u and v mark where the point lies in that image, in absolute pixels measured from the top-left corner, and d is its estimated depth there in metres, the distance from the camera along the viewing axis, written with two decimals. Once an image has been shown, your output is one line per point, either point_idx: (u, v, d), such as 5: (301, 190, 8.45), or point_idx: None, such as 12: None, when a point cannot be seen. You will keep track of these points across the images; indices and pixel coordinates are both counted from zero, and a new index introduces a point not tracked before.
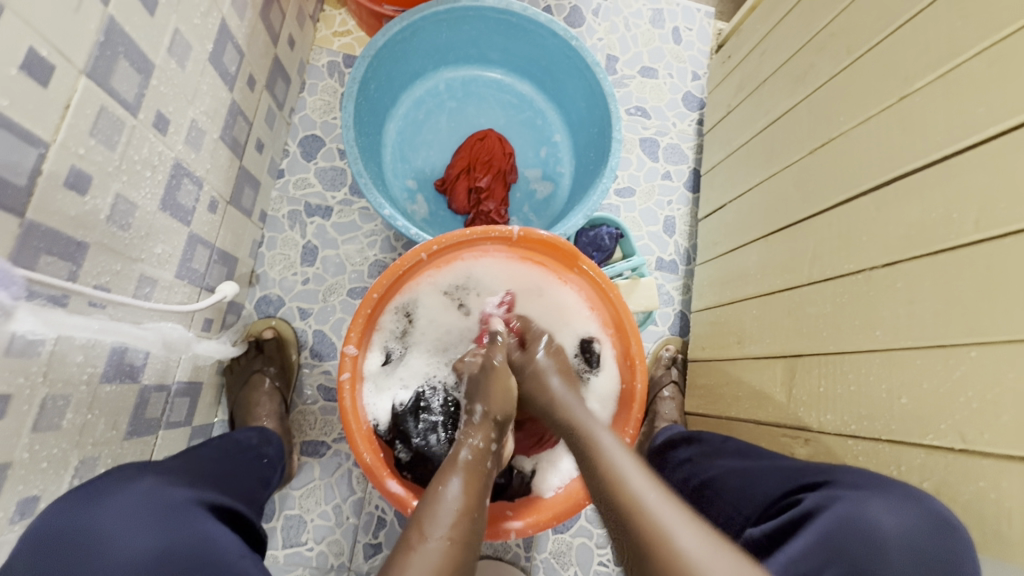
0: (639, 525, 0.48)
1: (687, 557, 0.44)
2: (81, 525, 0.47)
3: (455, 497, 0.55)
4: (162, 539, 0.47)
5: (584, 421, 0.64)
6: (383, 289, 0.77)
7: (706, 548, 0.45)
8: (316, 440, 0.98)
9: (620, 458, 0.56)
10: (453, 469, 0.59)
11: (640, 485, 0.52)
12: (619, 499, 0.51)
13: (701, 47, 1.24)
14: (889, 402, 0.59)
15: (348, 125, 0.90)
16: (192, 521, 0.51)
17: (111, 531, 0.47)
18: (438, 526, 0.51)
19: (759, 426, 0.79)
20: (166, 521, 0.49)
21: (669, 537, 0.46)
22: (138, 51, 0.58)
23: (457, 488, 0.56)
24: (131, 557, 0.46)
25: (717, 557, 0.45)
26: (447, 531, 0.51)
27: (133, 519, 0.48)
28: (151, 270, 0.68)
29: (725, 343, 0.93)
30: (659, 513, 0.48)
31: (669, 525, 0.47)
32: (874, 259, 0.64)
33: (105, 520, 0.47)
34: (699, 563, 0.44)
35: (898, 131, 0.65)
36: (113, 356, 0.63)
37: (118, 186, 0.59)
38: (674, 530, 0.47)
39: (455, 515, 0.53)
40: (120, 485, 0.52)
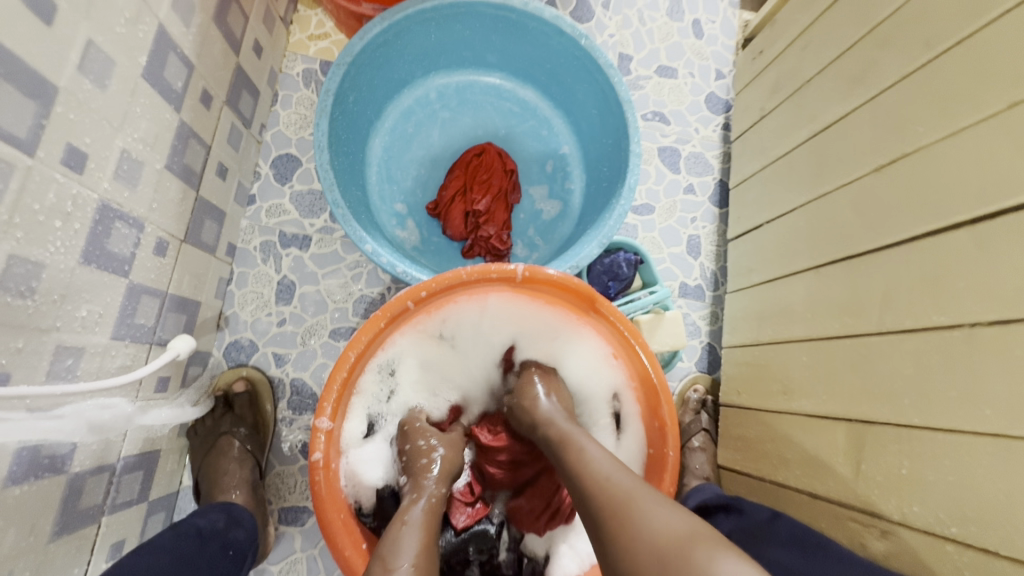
0: (600, 495, 0.50)
1: (648, 519, 0.45)
2: None
3: (417, 528, 0.55)
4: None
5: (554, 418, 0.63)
6: (361, 348, 0.65)
7: (658, 506, 0.47)
8: (295, 506, 0.85)
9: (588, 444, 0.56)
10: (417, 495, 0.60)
11: (605, 467, 0.52)
12: (584, 481, 0.52)
13: (725, 42, 1.09)
14: (1009, 507, 0.45)
15: (321, 145, 0.77)
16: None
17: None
18: (404, 556, 0.51)
19: (817, 501, 0.66)
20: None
21: (629, 498, 0.48)
22: (27, 72, 0.45)
23: (420, 514, 0.57)
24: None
25: (672, 512, 0.46)
26: (412, 559, 0.51)
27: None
28: (73, 338, 0.56)
29: (766, 391, 0.79)
30: (619, 482, 0.50)
31: (628, 490, 0.49)
32: (980, 312, 0.50)
33: None
34: (651, 516, 0.45)
35: (1009, 147, 0.50)
36: (20, 455, 0.50)
37: (9, 245, 0.46)
38: (633, 492, 0.48)
39: (419, 547, 0.52)
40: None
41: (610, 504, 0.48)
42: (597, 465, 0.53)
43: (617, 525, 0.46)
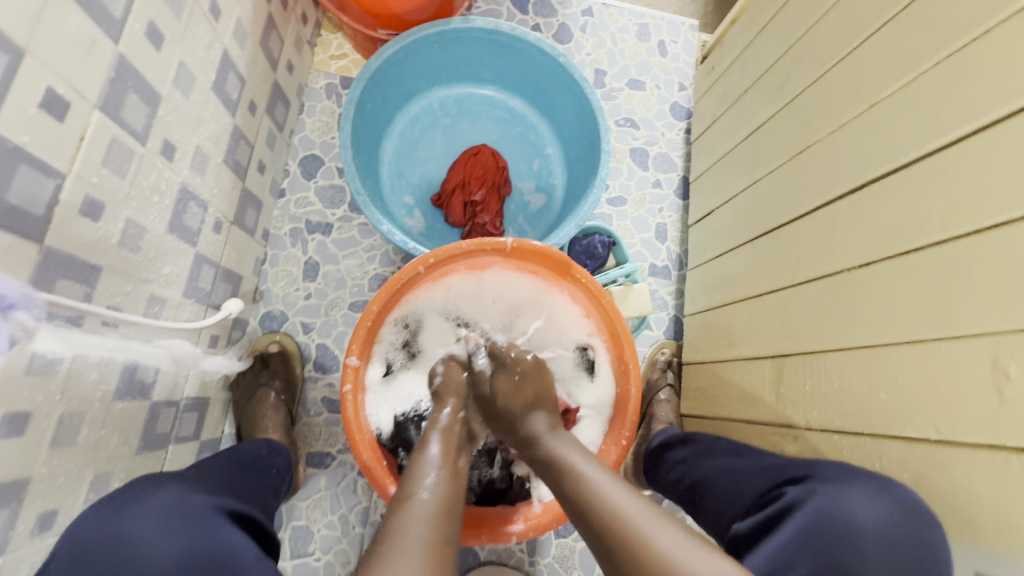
0: (615, 529, 0.54)
1: (664, 554, 0.52)
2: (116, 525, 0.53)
3: (435, 459, 0.62)
4: (190, 535, 0.53)
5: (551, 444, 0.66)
6: (382, 302, 0.80)
7: (676, 542, 0.53)
8: (321, 451, 1.00)
9: (586, 466, 0.62)
10: (432, 433, 0.66)
11: (612, 494, 0.57)
12: (596, 512, 0.56)
13: (686, 59, 1.27)
14: (870, 398, 0.61)
15: (345, 145, 0.93)
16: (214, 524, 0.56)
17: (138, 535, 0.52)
18: (422, 485, 0.58)
19: (751, 425, 0.81)
20: (189, 525, 0.54)
21: (647, 532, 0.53)
22: (146, 85, 0.62)
23: (438, 451, 0.63)
24: (159, 565, 0.50)
25: (693, 549, 0.52)
26: (432, 489, 0.57)
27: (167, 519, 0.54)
28: (159, 290, 0.71)
29: (717, 345, 0.95)
30: (632, 514, 0.55)
31: (645, 523, 0.54)
32: (853, 260, 0.67)
33: (135, 520, 0.53)
34: (674, 558, 0.51)
35: (873, 136, 0.67)
36: (125, 373, 0.65)
37: (128, 212, 0.62)
38: (649, 528, 0.54)
39: (440, 474, 0.60)
40: (147, 493, 0.57)
41: (625, 534, 0.54)
42: (599, 488, 0.58)
43: (636, 559, 0.52)
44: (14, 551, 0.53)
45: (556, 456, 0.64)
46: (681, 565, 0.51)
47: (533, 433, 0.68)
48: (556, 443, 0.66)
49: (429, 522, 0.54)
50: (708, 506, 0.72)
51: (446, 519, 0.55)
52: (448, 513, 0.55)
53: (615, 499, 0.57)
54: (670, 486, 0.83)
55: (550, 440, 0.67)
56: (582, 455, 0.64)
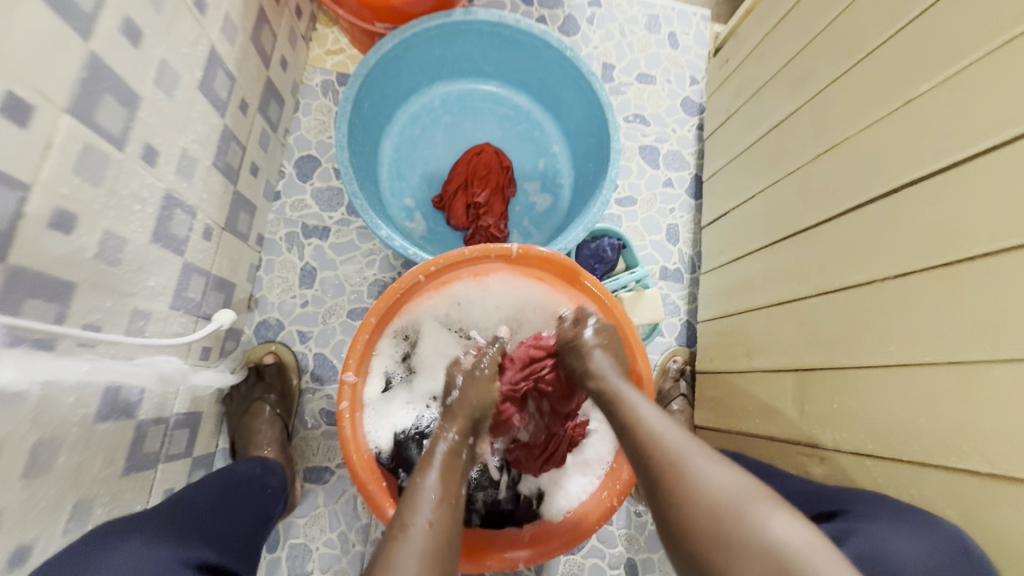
0: (652, 455, 0.53)
1: (699, 479, 0.49)
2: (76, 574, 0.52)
3: (433, 485, 0.57)
4: None
5: (605, 375, 0.65)
6: (380, 314, 0.76)
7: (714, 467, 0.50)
8: (319, 466, 0.96)
9: (639, 401, 0.60)
10: (429, 464, 0.60)
11: (656, 426, 0.56)
12: (638, 440, 0.56)
13: (698, 51, 1.22)
14: (908, 421, 0.56)
15: (342, 145, 0.89)
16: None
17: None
18: (420, 512, 0.53)
19: (772, 442, 0.77)
20: None
21: (684, 460, 0.51)
22: (124, 85, 0.57)
23: (435, 478, 0.58)
24: None
25: (725, 469, 0.50)
26: (429, 517, 0.53)
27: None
28: (144, 304, 0.67)
29: (733, 355, 0.91)
30: (672, 444, 0.53)
31: (683, 453, 0.52)
32: (887, 269, 0.62)
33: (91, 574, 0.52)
34: (711, 482, 0.49)
35: (908, 135, 0.62)
36: (107, 395, 0.61)
37: (106, 222, 0.57)
38: (686, 454, 0.52)
39: (435, 504, 0.55)
40: (120, 540, 0.56)
41: (662, 462, 0.52)
42: (647, 422, 0.57)
43: (671, 486, 0.50)
44: None
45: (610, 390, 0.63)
46: (716, 485, 0.48)
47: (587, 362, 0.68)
48: (611, 377, 0.65)
49: (427, 552, 0.50)
50: None
51: (446, 546, 0.52)
52: (449, 542, 0.52)
53: (662, 432, 0.55)
54: None
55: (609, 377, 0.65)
56: (637, 392, 0.62)
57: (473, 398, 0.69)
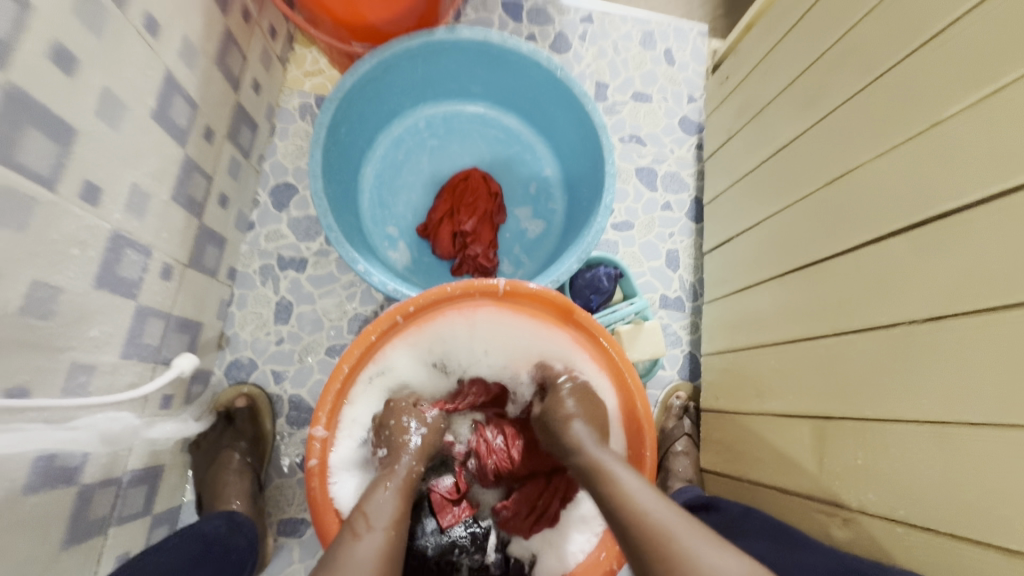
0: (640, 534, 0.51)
1: (692, 561, 0.47)
2: None
3: (389, 501, 0.59)
4: None
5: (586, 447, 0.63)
6: (354, 361, 0.69)
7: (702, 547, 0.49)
8: (294, 518, 0.89)
9: (623, 474, 0.58)
10: (389, 477, 0.63)
11: (644, 502, 0.54)
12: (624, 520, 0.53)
13: (696, 68, 1.17)
14: (948, 490, 0.49)
15: (316, 174, 0.83)
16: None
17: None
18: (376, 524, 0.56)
19: (788, 497, 0.69)
20: None
21: (675, 540, 0.49)
22: (53, 119, 0.51)
23: (393, 495, 0.60)
24: None
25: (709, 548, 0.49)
26: (385, 528, 0.56)
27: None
28: (86, 356, 0.60)
29: (742, 394, 0.84)
30: (662, 520, 0.51)
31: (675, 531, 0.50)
32: (916, 312, 0.55)
33: None
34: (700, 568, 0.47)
35: (933, 162, 0.56)
36: (37, 465, 0.54)
37: (32, 272, 0.51)
38: (678, 535, 0.50)
39: (392, 519, 0.57)
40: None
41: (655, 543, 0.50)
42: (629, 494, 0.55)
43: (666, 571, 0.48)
44: None
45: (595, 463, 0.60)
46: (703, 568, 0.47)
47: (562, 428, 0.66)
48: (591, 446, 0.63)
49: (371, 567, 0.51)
50: None
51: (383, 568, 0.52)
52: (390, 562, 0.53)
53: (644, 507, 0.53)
54: None
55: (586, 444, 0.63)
56: (623, 467, 0.59)
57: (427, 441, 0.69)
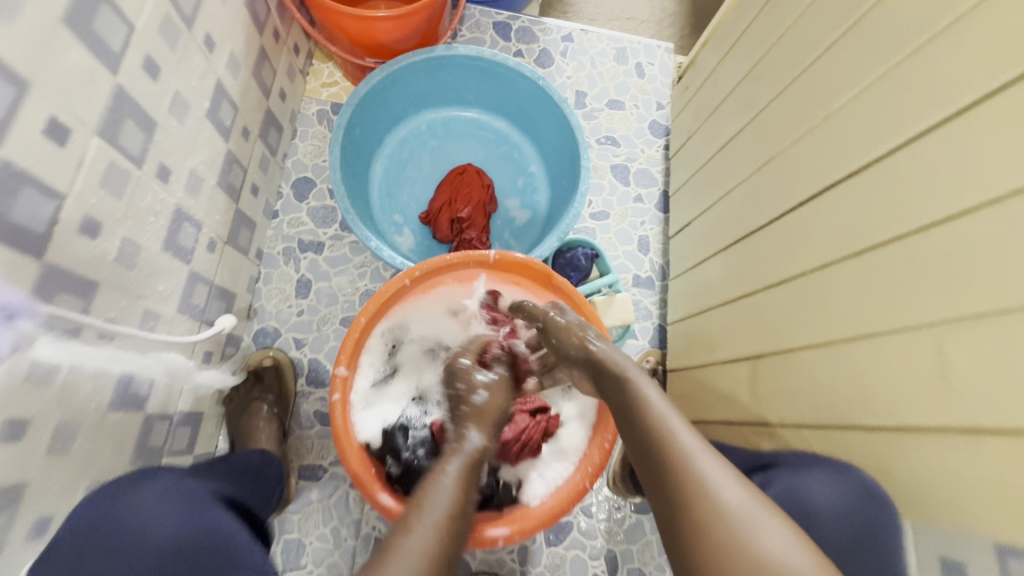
0: (680, 478, 0.50)
1: (731, 511, 0.45)
2: (110, 510, 0.54)
3: (451, 484, 0.57)
4: (194, 510, 0.57)
5: (622, 370, 0.65)
6: (369, 315, 0.84)
7: (743, 498, 0.47)
8: (313, 463, 1.02)
9: (668, 414, 0.57)
10: (452, 457, 0.61)
11: (687, 446, 0.52)
12: (667, 460, 0.52)
13: (663, 79, 1.33)
14: (834, 393, 0.64)
15: (335, 166, 0.98)
16: (214, 517, 0.58)
17: (144, 524, 0.53)
18: (434, 509, 0.53)
19: (730, 427, 0.84)
20: (194, 498, 0.59)
21: (712, 489, 0.47)
22: (142, 113, 0.66)
23: (455, 476, 0.58)
24: (169, 519, 0.55)
25: (754, 503, 0.46)
26: (443, 515, 0.53)
27: (164, 511, 0.55)
28: (154, 306, 0.74)
29: (698, 351, 0.98)
30: (703, 467, 0.50)
31: (713, 478, 0.49)
32: (814, 262, 0.70)
33: (134, 499, 0.56)
34: (739, 514, 0.45)
35: (825, 146, 0.71)
36: (120, 385, 0.68)
37: (124, 230, 0.65)
38: (716, 482, 0.48)
39: (450, 504, 0.55)
40: (147, 481, 0.59)
41: (694, 487, 0.48)
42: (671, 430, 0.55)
43: (702, 517, 0.46)
44: (10, 556, 0.55)
45: (632, 387, 0.62)
46: (743, 521, 0.45)
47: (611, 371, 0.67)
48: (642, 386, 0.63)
49: (424, 554, 0.49)
50: None
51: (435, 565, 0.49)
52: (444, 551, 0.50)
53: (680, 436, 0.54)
54: None
55: (634, 379, 0.64)
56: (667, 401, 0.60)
57: (492, 409, 0.69)
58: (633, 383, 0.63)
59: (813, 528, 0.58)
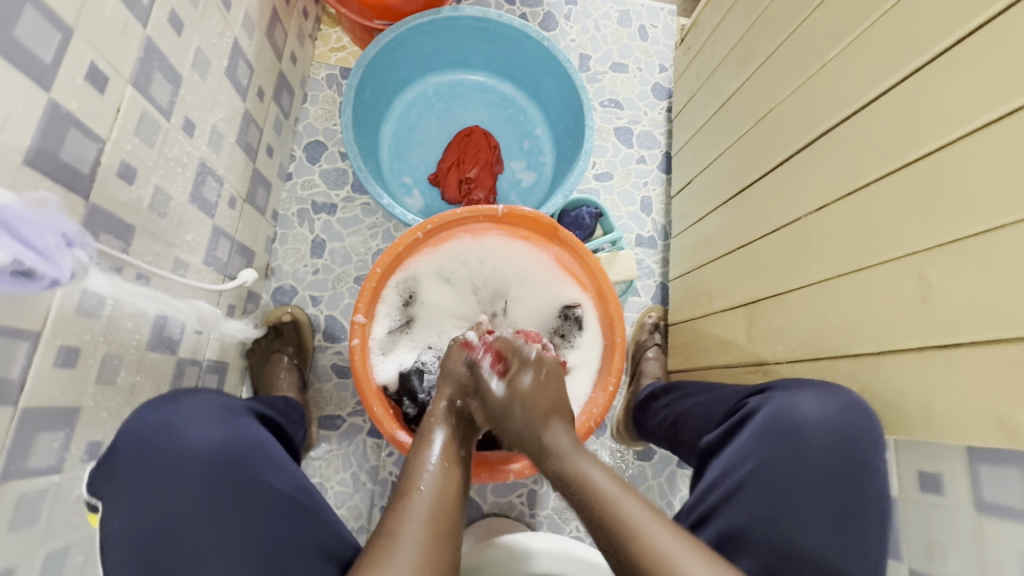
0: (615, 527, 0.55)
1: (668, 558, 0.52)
2: (160, 417, 0.60)
3: (422, 508, 0.57)
4: (229, 433, 0.61)
5: (546, 408, 0.69)
6: (384, 266, 0.88)
7: (674, 545, 0.53)
8: (332, 414, 1.07)
9: (582, 458, 0.62)
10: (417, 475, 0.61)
11: (612, 494, 0.57)
12: (597, 510, 0.57)
13: (666, 42, 1.35)
14: (825, 326, 0.68)
15: (347, 126, 1.01)
16: (248, 429, 0.64)
17: (184, 432, 0.59)
18: (408, 528, 0.54)
19: (729, 369, 0.88)
20: (230, 419, 0.63)
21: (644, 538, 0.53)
22: (169, 66, 0.69)
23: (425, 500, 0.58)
24: (207, 439, 0.60)
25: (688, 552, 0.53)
26: (417, 543, 0.53)
27: (201, 426, 0.60)
28: (184, 256, 0.79)
29: (697, 302, 1.02)
30: (631, 516, 0.55)
31: (643, 526, 0.54)
32: (810, 205, 0.73)
33: (178, 412, 0.61)
34: (674, 560, 0.52)
35: (819, 95, 0.74)
36: (156, 327, 0.73)
37: (156, 179, 0.69)
38: (645, 528, 0.54)
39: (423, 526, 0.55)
40: (182, 396, 0.64)
41: (627, 538, 0.54)
42: (602, 486, 0.58)
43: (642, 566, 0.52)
44: (69, 472, 0.60)
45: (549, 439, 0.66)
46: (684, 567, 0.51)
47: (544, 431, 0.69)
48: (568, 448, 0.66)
49: None
50: (684, 435, 0.79)
51: None
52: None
53: (617, 498, 0.57)
54: (657, 429, 0.87)
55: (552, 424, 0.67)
56: (579, 446, 0.65)
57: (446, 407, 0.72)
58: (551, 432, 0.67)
59: (800, 441, 0.64)
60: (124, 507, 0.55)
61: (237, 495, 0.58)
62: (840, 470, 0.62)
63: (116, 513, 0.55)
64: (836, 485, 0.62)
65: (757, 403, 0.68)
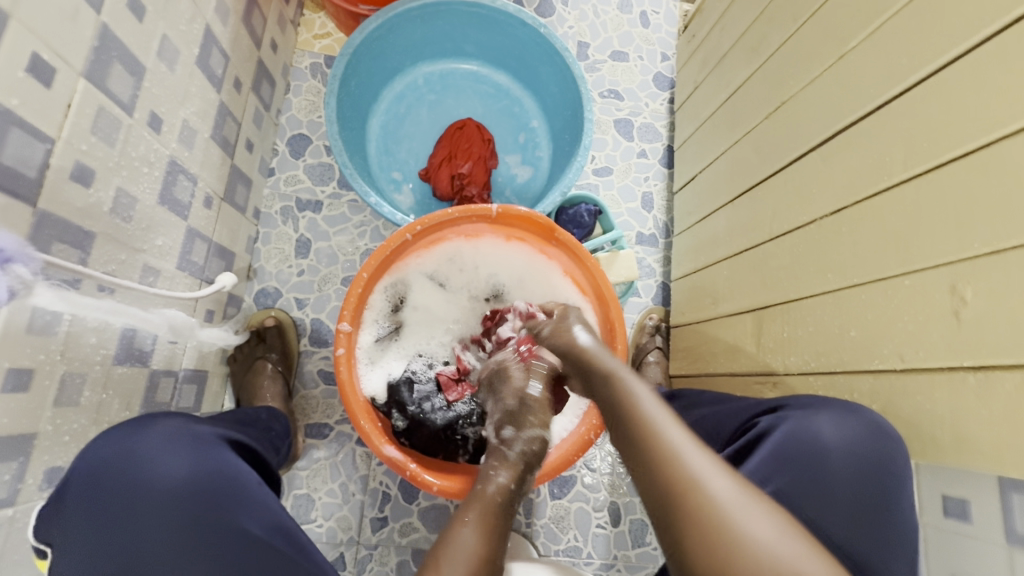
0: (668, 469, 0.46)
1: (724, 509, 0.43)
2: (120, 451, 0.55)
3: (471, 543, 0.53)
4: (196, 466, 0.55)
5: (609, 364, 0.61)
6: (371, 270, 0.82)
7: (736, 495, 0.44)
8: (319, 422, 1.03)
9: (646, 400, 0.54)
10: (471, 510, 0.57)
11: (675, 437, 0.49)
12: (651, 452, 0.48)
13: (669, 29, 1.29)
14: (843, 338, 0.64)
15: (332, 119, 0.94)
16: (219, 457, 0.58)
17: (145, 468, 0.54)
18: (454, 565, 0.51)
19: (736, 377, 0.84)
20: (199, 448, 0.58)
21: (702, 484, 0.45)
22: (130, 56, 0.63)
23: (474, 533, 0.54)
24: (172, 475, 0.54)
25: (750, 504, 0.44)
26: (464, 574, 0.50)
27: (167, 460, 0.55)
28: (153, 262, 0.73)
29: (702, 305, 0.98)
30: (693, 463, 0.46)
31: (702, 473, 0.46)
32: (829, 206, 0.68)
33: (140, 444, 0.55)
34: (733, 511, 0.43)
35: (838, 89, 0.69)
36: (123, 340, 0.68)
37: (118, 180, 0.64)
38: (706, 476, 0.45)
39: (472, 561, 0.52)
40: (154, 422, 0.58)
41: (677, 485, 0.45)
42: (663, 429, 0.50)
43: (688, 513, 0.44)
44: (25, 503, 0.55)
45: (617, 379, 0.59)
46: (741, 518, 0.42)
47: (622, 391, 0.57)
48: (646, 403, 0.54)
49: None
50: None
51: None
52: None
53: (680, 445, 0.48)
54: None
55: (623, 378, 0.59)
56: (646, 388, 0.57)
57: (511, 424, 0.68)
58: (621, 382, 0.58)
59: (822, 465, 0.58)
60: (83, 555, 0.51)
61: (201, 540, 0.53)
62: (865, 492, 0.57)
63: (72, 559, 0.52)
64: (862, 512, 0.57)
65: (769, 422, 0.63)
